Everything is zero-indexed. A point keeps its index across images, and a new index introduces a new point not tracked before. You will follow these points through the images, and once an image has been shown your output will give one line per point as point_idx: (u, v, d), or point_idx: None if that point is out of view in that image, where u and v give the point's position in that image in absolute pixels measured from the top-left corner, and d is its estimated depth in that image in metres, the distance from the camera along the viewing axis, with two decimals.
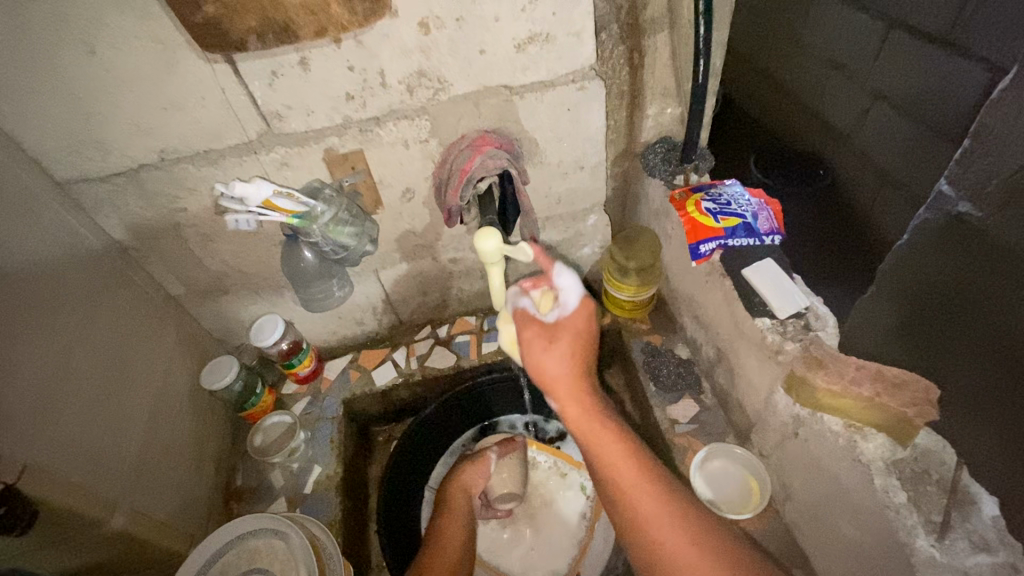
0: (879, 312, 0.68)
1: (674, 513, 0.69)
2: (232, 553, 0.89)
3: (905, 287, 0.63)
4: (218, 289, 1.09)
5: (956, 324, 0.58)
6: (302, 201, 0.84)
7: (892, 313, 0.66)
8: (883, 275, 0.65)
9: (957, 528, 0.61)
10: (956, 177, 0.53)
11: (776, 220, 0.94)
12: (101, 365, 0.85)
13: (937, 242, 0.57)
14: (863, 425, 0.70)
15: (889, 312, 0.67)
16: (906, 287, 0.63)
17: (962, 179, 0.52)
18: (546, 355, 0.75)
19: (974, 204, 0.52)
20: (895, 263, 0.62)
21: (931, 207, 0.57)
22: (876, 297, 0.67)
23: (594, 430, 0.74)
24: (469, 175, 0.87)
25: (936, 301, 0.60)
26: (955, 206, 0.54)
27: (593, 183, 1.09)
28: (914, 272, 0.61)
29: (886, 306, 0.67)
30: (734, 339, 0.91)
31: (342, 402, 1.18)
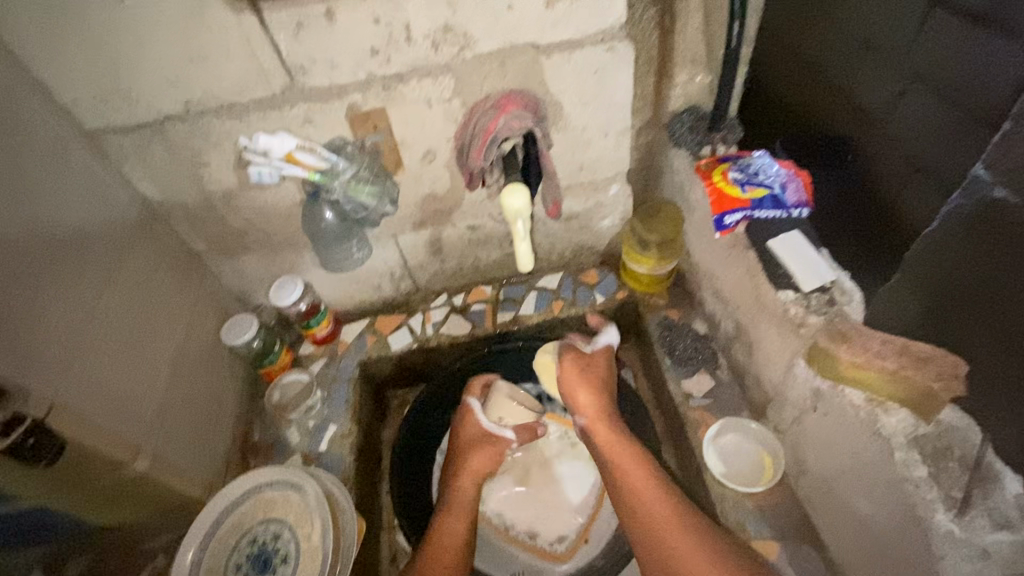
0: (905, 299, 0.66)
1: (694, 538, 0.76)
2: (248, 503, 0.93)
3: (933, 274, 0.62)
4: (239, 247, 1.10)
5: (987, 309, 0.57)
6: (324, 155, 0.87)
7: (919, 298, 0.65)
8: (909, 261, 0.65)
9: (978, 505, 0.59)
10: (994, 160, 0.53)
11: (805, 191, 0.88)
12: (129, 315, 0.87)
13: (970, 227, 0.57)
14: (885, 400, 0.69)
15: (915, 298, 0.65)
16: (934, 272, 0.62)
17: (1001, 163, 0.53)
18: (579, 385, 0.97)
19: (1012, 189, 0.52)
20: (923, 249, 0.62)
21: (965, 191, 0.57)
22: (901, 283, 0.66)
23: (621, 452, 0.91)
24: (493, 135, 0.87)
25: (969, 285, 0.58)
26: (990, 191, 0.54)
27: (616, 151, 1.07)
28: (944, 258, 0.60)
29: (911, 292, 0.66)
30: (756, 312, 0.89)
31: (358, 364, 1.20)
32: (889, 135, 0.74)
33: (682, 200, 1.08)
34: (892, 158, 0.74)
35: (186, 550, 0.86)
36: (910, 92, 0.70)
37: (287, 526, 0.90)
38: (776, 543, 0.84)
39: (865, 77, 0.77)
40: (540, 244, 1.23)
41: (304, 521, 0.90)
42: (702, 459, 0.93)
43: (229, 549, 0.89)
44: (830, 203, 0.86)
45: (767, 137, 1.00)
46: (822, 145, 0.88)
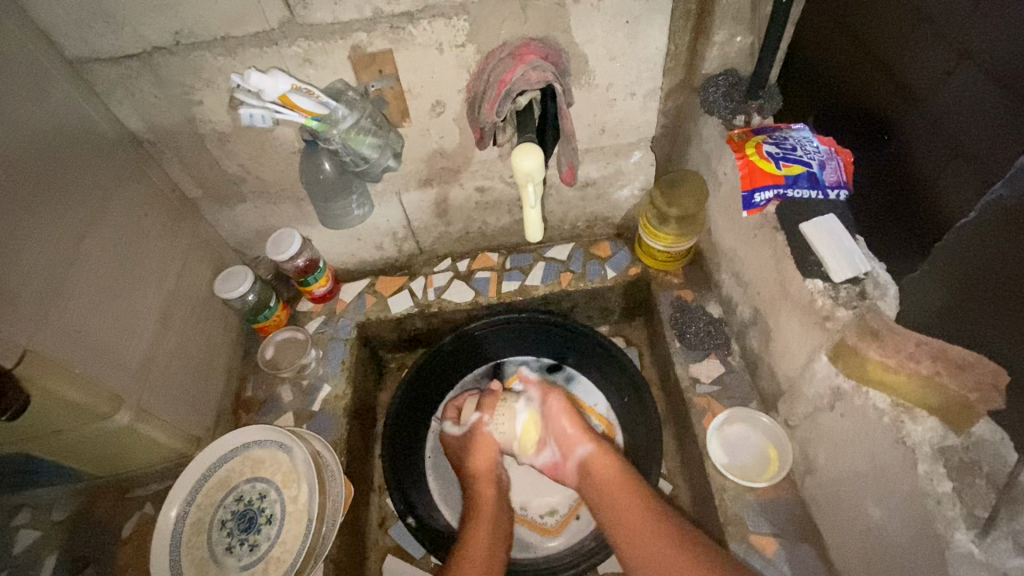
0: (929, 292, 0.63)
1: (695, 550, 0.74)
2: (236, 459, 0.92)
3: (962, 266, 0.59)
4: (236, 195, 1.04)
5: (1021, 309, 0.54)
6: (323, 100, 0.77)
7: (942, 293, 0.62)
8: (937, 253, 0.61)
9: (1003, 526, 0.55)
10: None
11: (846, 172, 0.81)
12: (114, 260, 0.82)
13: (1009, 222, 0.53)
14: (913, 406, 0.64)
15: (943, 291, 0.62)
16: (964, 265, 0.59)
17: None
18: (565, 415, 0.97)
19: None
20: (953, 242, 0.59)
21: (1007, 182, 0.53)
22: (927, 275, 0.63)
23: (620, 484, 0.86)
24: (508, 88, 0.77)
25: (1000, 285, 0.55)
26: None
27: (642, 114, 0.99)
28: (976, 251, 0.57)
29: (939, 285, 0.62)
30: (777, 300, 0.83)
31: (356, 325, 1.16)
32: (933, 117, 0.66)
33: (710, 173, 1.00)
34: (934, 144, 0.67)
35: (170, 508, 0.87)
36: (962, 73, 0.62)
37: (275, 485, 0.89)
38: (774, 541, 0.81)
39: (912, 56, 0.69)
40: (552, 212, 1.16)
41: (291, 483, 0.88)
42: (706, 447, 0.90)
43: (216, 505, 0.89)
44: (873, 188, 0.80)
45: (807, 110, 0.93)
46: (859, 124, 0.81)
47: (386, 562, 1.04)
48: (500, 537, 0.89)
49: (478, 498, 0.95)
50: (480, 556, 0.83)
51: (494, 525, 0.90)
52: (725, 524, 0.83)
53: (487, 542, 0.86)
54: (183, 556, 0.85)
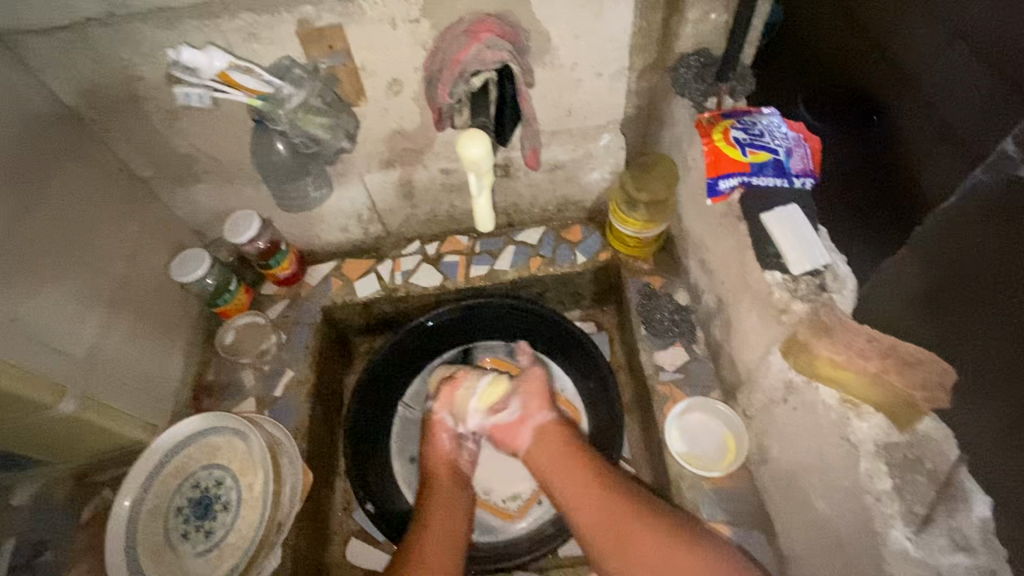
0: (902, 279, 0.60)
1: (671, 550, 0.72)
2: (193, 447, 0.91)
3: (942, 252, 0.55)
4: (190, 175, 1.00)
5: (997, 307, 0.50)
6: (267, 78, 0.74)
7: (919, 282, 0.58)
8: (918, 237, 0.56)
9: (939, 524, 0.57)
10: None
11: (812, 159, 0.80)
12: (55, 244, 0.80)
13: (990, 209, 0.50)
14: (860, 402, 0.63)
15: (919, 277, 0.58)
16: (945, 253, 0.54)
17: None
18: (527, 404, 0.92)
19: None
20: (935, 226, 0.55)
21: (990, 167, 0.49)
22: (903, 259, 0.59)
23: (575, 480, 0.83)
24: (461, 68, 0.74)
25: (977, 284, 0.52)
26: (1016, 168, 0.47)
27: (611, 95, 0.95)
28: (958, 239, 0.53)
29: (917, 269, 0.58)
30: (738, 291, 0.82)
31: (321, 309, 1.14)
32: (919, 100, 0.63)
33: (680, 157, 0.97)
34: (919, 127, 0.64)
35: (124, 497, 0.85)
36: (946, 53, 0.58)
37: (233, 472, 0.89)
38: (728, 527, 0.81)
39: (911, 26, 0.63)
40: (521, 195, 1.13)
41: (247, 471, 0.88)
42: (664, 436, 0.90)
43: (173, 491, 0.89)
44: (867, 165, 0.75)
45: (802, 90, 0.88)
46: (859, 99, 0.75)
47: (349, 545, 1.04)
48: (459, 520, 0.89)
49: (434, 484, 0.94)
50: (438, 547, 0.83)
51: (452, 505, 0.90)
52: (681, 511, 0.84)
53: (444, 530, 0.86)
54: (139, 542, 0.84)
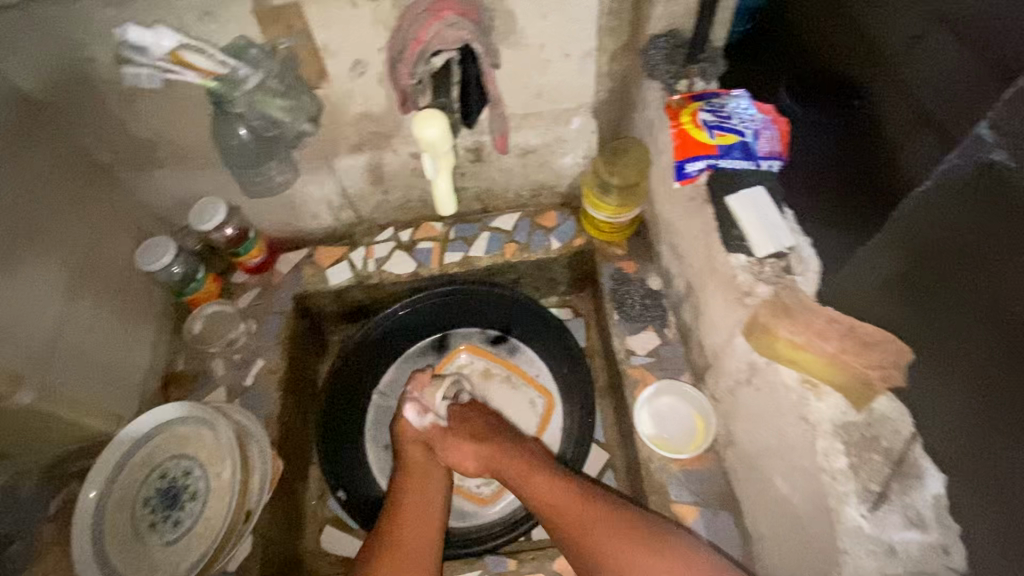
0: (873, 262, 0.59)
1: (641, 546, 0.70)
2: (159, 438, 0.89)
3: (921, 235, 0.54)
4: (152, 160, 0.98)
5: (971, 289, 0.50)
6: (220, 58, 0.72)
7: (892, 265, 0.58)
8: (893, 220, 0.56)
9: (894, 501, 0.58)
10: (999, 120, 0.45)
11: (781, 141, 0.76)
12: (7, 231, 0.77)
13: (963, 192, 0.49)
14: (820, 383, 0.64)
15: (897, 259, 0.57)
16: (922, 235, 0.54)
17: (1006, 124, 0.45)
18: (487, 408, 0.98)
19: (1011, 153, 0.45)
20: (909, 209, 0.54)
21: (962, 153, 0.49)
22: (879, 243, 0.58)
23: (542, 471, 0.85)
24: (422, 47, 0.71)
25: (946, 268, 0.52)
26: (988, 153, 0.47)
27: (580, 77, 0.94)
28: (936, 221, 0.52)
29: (895, 251, 0.57)
30: (705, 274, 0.82)
31: (293, 297, 1.12)
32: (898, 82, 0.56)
33: (652, 141, 0.96)
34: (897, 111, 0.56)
35: (88, 490, 0.83)
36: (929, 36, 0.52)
37: (200, 462, 0.88)
38: (695, 508, 0.82)
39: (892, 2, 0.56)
40: (494, 179, 1.12)
41: (215, 460, 0.87)
42: (634, 420, 0.90)
43: (140, 482, 0.88)
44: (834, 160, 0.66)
45: (780, 76, 0.80)
46: (830, 86, 0.67)
47: (325, 533, 1.04)
48: (434, 502, 0.87)
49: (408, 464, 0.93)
50: (410, 527, 0.82)
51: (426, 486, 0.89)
52: (650, 493, 0.85)
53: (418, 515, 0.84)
54: (105, 531, 0.83)
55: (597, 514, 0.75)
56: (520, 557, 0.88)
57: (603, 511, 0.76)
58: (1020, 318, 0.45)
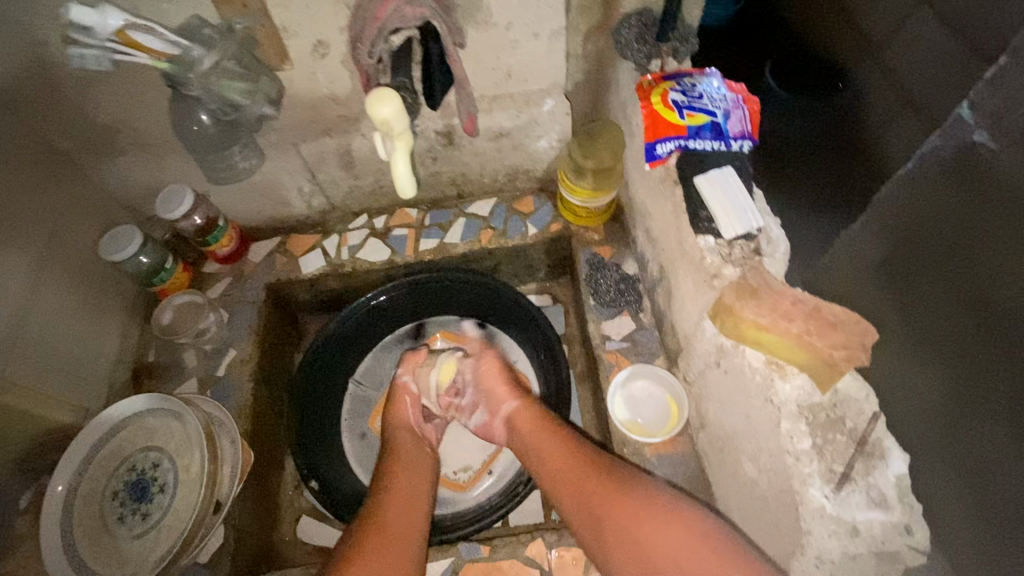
0: (859, 247, 0.58)
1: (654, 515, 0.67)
2: (127, 430, 0.88)
3: (902, 219, 0.53)
4: (114, 147, 0.95)
5: (951, 271, 0.49)
6: (171, 39, 0.71)
7: (874, 248, 0.56)
8: (875, 204, 0.55)
9: (857, 481, 0.57)
10: (980, 100, 0.44)
11: (751, 121, 0.78)
12: None
13: (945, 176, 0.48)
14: (785, 363, 0.63)
15: (875, 243, 0.56)
16: (902, 219, 0.53)
17: (987, 103, 0.44)
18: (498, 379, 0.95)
19: (992, 134, 0.44)
20: (891, 192, 0.53)
21: (945, 132, 0.47)
22: (862, 226, 0.56)
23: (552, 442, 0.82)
24: (381, 25, 0.69)
25: (927, 248, 0.51)
26: (970, 134, 0.45)
27: (551, 58, 0.92)
28: (915, 206, 0.51)
29: (873, 235, 0.56)
30: (676, 257, 0.81)
31: (265, 286, 1.10)
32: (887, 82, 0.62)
33: (625, 123, 0.95)
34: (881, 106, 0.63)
35: (56, 482, 0.81)
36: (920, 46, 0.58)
37: (170, 455, 0.86)
38: None
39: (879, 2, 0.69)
40: (468, 165, 1.10)
41: (184, 452, 0.86)
42: (609, 406, 0.89)
43: (108, 475, 0.86)
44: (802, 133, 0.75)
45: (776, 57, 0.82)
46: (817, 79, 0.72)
47: (301, 523, 1.04)
48: (424, 486, 0.84)
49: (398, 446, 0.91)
50: (398, 508, 0.79)
51: (414, 468, 0.86)
52: None
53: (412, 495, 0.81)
54: (73, 524, 0.81)
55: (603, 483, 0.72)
56: (494, 542, 0.84)
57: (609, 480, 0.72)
58: (1001, 300, 0.44)
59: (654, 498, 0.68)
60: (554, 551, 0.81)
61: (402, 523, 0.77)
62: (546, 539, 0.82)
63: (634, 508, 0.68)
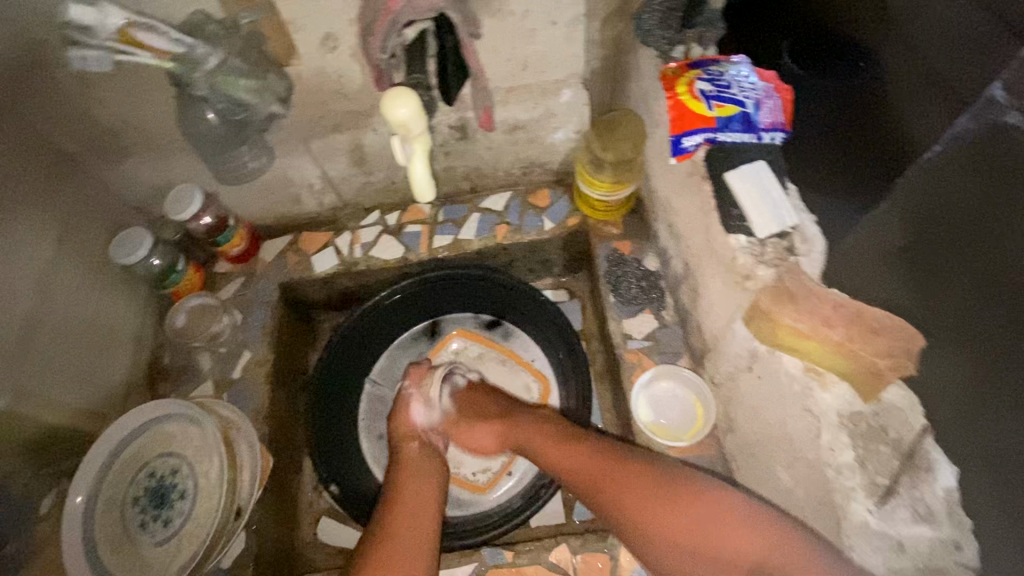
0: (886, 231, 0.54)
1: (686, 507, 0.63)
2: (146, 435, 0.87)
3: (926, 207, 0.49)
4: (119, 147, 0.93)
5: (984, 257, 0.45)
6: (175, 36, 0.68)
7: (901, 233, 0.52)
8: (897, 189, 0.51)
9: (902, 495, 0.55)
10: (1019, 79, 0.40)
11: (785, 110, 0.69)
12: None
13: (973, 164, 0.44)
14: (825, 372, 0.61)
15: (898, 231, 0.53)
16: (927, 207, 0.49)
17: None
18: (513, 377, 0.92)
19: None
20: (916, 177, 0.49)
21: (975, 114, 0.43)
22: (888, 212, 0.53)
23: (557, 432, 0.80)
24: (394, 17, 0.65)
25: (961, 241, 0.47)
26: (1003, 116, 0.41)
27: (569, 46, 0.88)
28: (938, 195, 0.48)
29: (897, 222, 0.52)
30: (704, 256, 0.78)
31: (278, 286, 1.08)
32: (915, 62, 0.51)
33: (647, 113, 0.91)
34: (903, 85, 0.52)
35: (75, 494, 0.81)
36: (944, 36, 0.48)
37: (188, 459, 0.86)
38: None
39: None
40: (482, 158, 1.07)
41: (202, 457, 0.85)
42: (632, 407, 0.88)
43: (128, 482, 0.86)
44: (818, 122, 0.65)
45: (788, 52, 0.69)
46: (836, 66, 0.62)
47: (321, 524, 1.04)
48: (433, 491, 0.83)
49: (405, 453, 0.89)
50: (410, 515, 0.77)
51: (424, 478, 0.85)
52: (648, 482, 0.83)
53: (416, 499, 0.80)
54: (96, 533, 0.81)
55: (631, 471, 0.69)
56: (517, 548, 0.82)
57: (636, 467, 0.70)
58: None
59: (680, 486, 0.65)
60: (579, 556, 0.80)
61: (414, 532, 0.75)
62: (571, 545, 0.81)
63: (668, 498, 0.64)
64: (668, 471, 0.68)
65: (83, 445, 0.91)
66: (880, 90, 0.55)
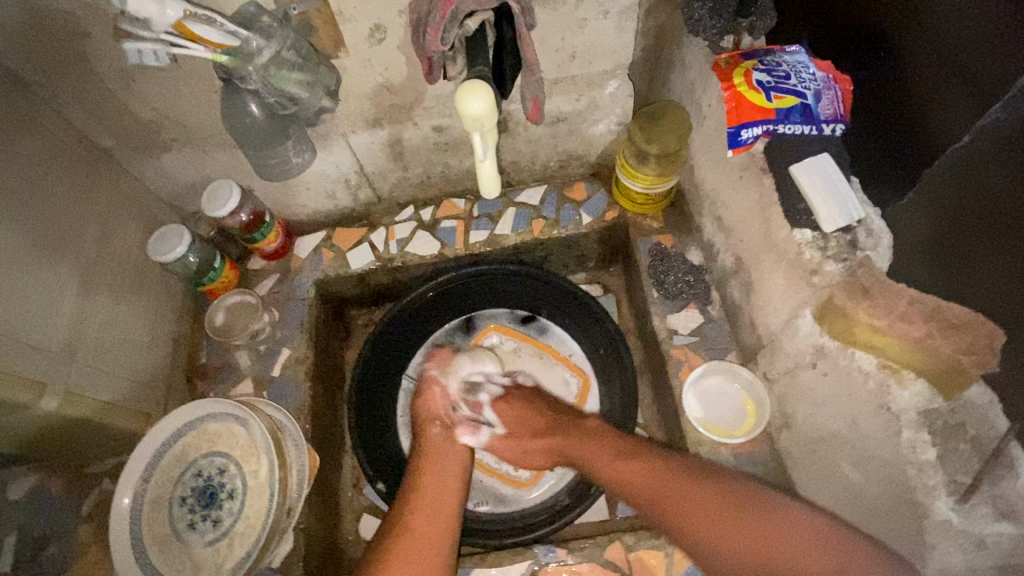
0: (914, 218, 0.58)
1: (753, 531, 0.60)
2: (191, 433, 0.86)
3: (953, 196, 0.52)
4: (157, 143, 0.91)
5: (1012, 242, 0.48)
6: (230, 28, 0.65)
7: (927, 222, 0.56)
8: (927, 179, 0.54)
9: (983, 492, 0.54)
10: None
11: (845, 102, 0.67)
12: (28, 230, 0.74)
13: (1006, 149, 0.46)
14: (901, 368, 0.61)
15: (928, 220, 0.56)
16: (953, 198, 0.52)
17: None
18: None
19: None
20: (947, 167, 0.52)
21: (1006, 104, 0.45)
22: (915, 200, 0.57)
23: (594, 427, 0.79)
24: (454, 8, 0.64)
25: (999, 226, 0.49)
26: None
27: (618, 36, 0.86)
28: (970, 186, 0.50)
29: (928, 211, 0.56)
30: (762, 251, 0.77)
31: (314, 283, 1.07)
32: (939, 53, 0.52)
33: (695, 105, 0.89)
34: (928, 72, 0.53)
35: (122, 495, 0.81)
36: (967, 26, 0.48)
37: (234, 459, 0.85)
38: None
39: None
40: (520, 152, 1.05)
41: (250, 458, 0.84)
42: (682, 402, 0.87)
43: (175, 480, 0.85)
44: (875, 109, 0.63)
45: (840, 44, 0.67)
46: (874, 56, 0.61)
47: (363, 522, 1.04)
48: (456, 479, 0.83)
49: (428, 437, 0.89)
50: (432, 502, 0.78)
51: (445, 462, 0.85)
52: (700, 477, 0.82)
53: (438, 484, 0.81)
54: (143, 531, 0.81)
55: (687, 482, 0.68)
56: (569, 545, 0.82)
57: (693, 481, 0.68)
58: None
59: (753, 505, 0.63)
60: (632, 553, 0.80)
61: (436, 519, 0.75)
62: (625, 542, 0.81)
63: (734, 519, 0.62)
64: (740, 490, 0.65)
65: (127, 445, 0.90)
66: (905, 82, 0.57)
